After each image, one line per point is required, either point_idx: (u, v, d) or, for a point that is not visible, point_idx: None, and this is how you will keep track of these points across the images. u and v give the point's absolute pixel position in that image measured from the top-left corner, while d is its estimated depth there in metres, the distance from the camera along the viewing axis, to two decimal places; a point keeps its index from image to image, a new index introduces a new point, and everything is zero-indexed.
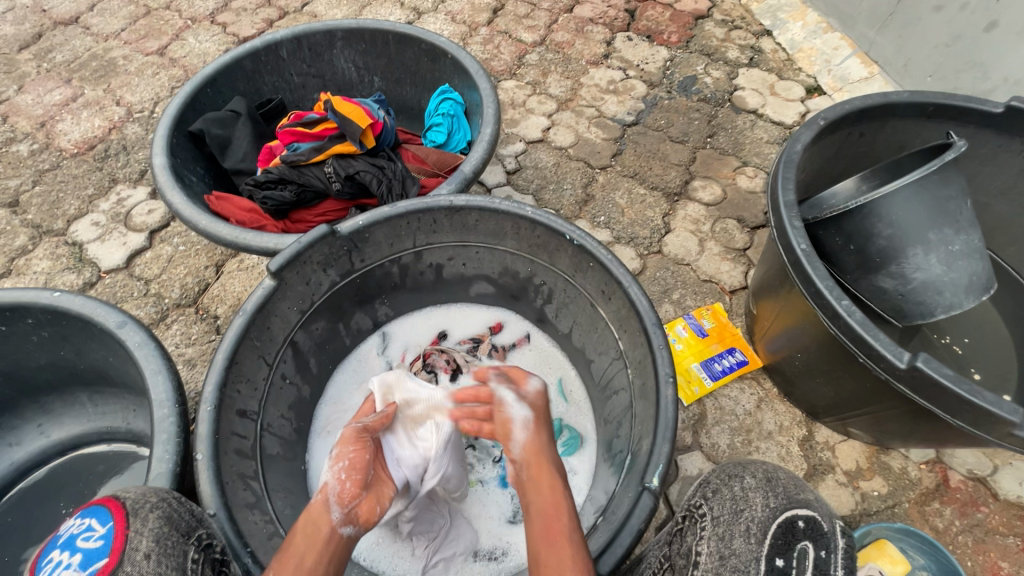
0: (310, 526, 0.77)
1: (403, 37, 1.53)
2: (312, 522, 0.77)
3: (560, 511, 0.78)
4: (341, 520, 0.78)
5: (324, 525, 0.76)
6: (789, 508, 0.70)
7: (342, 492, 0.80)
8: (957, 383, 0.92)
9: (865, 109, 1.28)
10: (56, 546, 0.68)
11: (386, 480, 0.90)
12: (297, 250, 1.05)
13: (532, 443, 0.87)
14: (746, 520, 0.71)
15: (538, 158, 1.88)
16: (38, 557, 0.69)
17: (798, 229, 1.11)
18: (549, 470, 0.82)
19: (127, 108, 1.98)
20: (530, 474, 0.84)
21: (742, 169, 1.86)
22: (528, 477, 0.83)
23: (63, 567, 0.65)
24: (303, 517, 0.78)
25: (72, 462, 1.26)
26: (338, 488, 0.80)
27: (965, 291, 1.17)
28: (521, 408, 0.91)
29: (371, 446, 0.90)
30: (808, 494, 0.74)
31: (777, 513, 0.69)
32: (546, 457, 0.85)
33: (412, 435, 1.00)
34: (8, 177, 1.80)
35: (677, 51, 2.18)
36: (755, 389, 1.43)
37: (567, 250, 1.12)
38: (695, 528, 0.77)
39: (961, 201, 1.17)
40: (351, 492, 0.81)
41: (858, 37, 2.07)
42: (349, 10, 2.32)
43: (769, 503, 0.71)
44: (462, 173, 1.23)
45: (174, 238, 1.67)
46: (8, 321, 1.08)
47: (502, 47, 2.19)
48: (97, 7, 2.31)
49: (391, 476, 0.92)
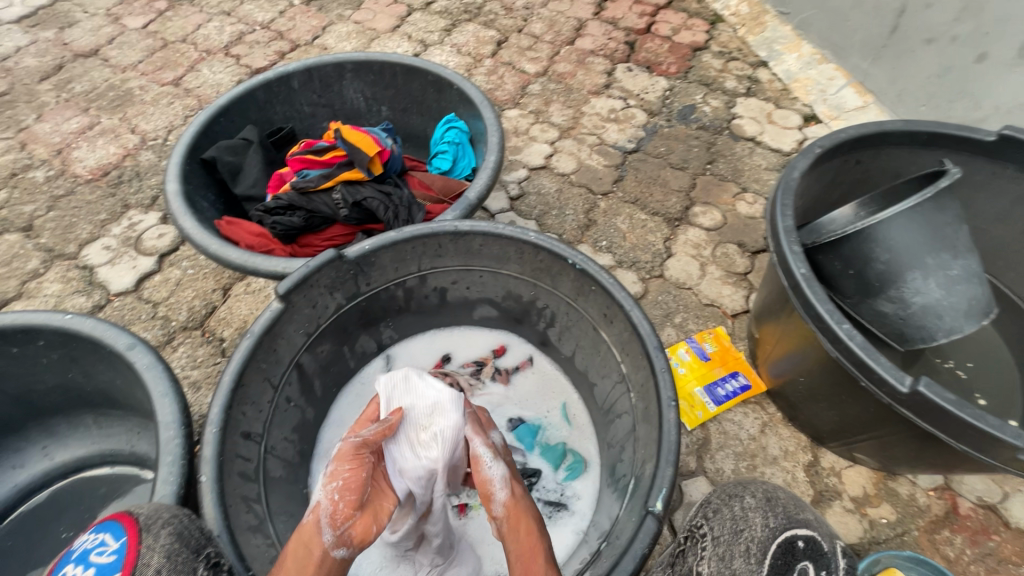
0: (300, 549, 0.78)
1: (410, 69, 1.59)
2: (303, 545, 0.78)
3: (537, 554, 0.80)
4: (333, 542, 0.79)
5: (316, 548, 0.78)
6: (789, 528, 0.84)
7: (335, 513, 0.80)
8: (960, 407, 0.93)
9: (860, 137, 1.32)
10: (68, 561, 0.69)
11: (386, 493, 0.90)
12: (304, 274, 1.07)
13: (512, 496, 0.88)
14: (746, 539, 0.85)
15: (541, 185, 1.92)
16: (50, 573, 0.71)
17: (797, 253, 1.13)
18: (527, 517, 0.85)
19: (142, 136, 2.04)
20: (508, 525, 0.85)
21: (741, 195, 1.89)
22: (506, 527, 0.85)
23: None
24: (296, 537, 0.80)
25: (75, 485, 1.26)
26: (330, 510, 0.80)
27: (964, 315, 1.17)
28: (499, 465, 0.93)
29: (369, 462, 0.89)
30: (807, 514, 0.88)
31: (776, 532, 0.84)
32: (525, 508, 0.87)
33: (416, 443, 0.98)
34: (24, 203, 1.85)
35: (676, 81, 2.24)
36: (758, 414, 1.43)
37: (570, 273, 1.14)
38: (696, 546, 0.90)
39: (957, 227, 1.19)
40: (345, 513, 0.82)
41: (852, 68, 2.13)
42: (358, 42, 2.40)
43: (768, 522, 0.86)
44: (467, 200, 1.26)
45: (184, 262, 1.70)
46: (20, 343, 1.10)
47: (506, 78, 2.26)
48: (116, 40, 2.40)
49: (388, 487, 0.91)
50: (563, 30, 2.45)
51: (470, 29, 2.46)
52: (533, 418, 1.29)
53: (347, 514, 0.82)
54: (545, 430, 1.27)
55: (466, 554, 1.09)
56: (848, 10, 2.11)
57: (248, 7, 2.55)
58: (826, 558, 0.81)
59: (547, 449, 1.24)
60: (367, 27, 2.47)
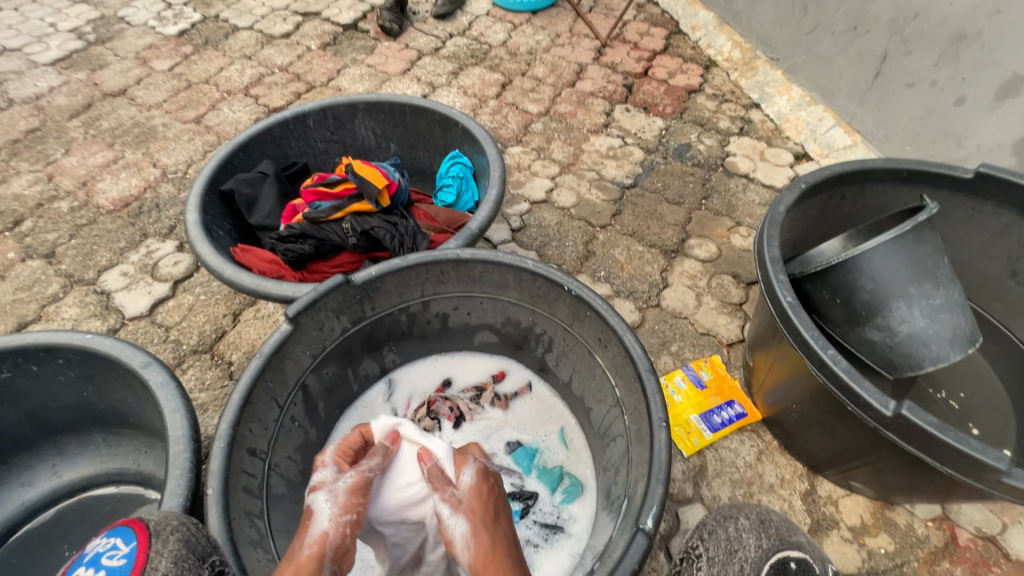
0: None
1: (418, 109, 1.69)
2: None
3: None
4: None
5: None
6: (783, 549, 0.88)
7: (338, 548, 0.84)
8: (943, 430, 0.95)
9: (843, 174, 1.38)
10: (81, 564, 0.73)
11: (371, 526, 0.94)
12: (313, 298, 1.12)
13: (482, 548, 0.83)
14: (740, 560, 0.88)
15: (542, 218, 1.99)
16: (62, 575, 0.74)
17: (784, 282, 1.18)
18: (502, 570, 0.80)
19: (163, 169, 2.15)
20: None
21: (736, 229, 1.95)
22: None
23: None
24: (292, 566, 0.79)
25: (81, 503, 1.28)
26: (335, 544, 0.83)
27: (949, 343, 1.22)
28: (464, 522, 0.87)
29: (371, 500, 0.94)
30: (800, 538, 0.92)
31: (770, 553, 0.87)
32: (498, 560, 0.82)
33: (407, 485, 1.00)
34: (48, 231, 1.94)
35: (672, 121, 2.35)
36: (754, 442, 1.44)
37: (566, 299, 1.19)
38: (692, 568, 0.93)
39: (938, 259, 1.24)
40: (345, 548, 0.85)
41: (840, 109, 2.23)
42: (370, 84, 2.55)
43: (762, 543, 0.89)
44: (469, 230, 1.32)
45: (196, 288, 1.76)
46: (41, 361, 1.15)
47: (510, 117, 2.38)
48: (143, 81, 2.55)
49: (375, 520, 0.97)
50: (564, 74, 2.59)
51: (477, 72, 2.60)
52: (531, 441, 1.32)
53: (347, 548, 0.86)
54: (542, 453, 1.30)
55: None
56: (834, 56, 2.21)
57: (267, 52, 2.72)
58: None
59: (544, 473, 1.26)
60: (379, 70, 2.62)
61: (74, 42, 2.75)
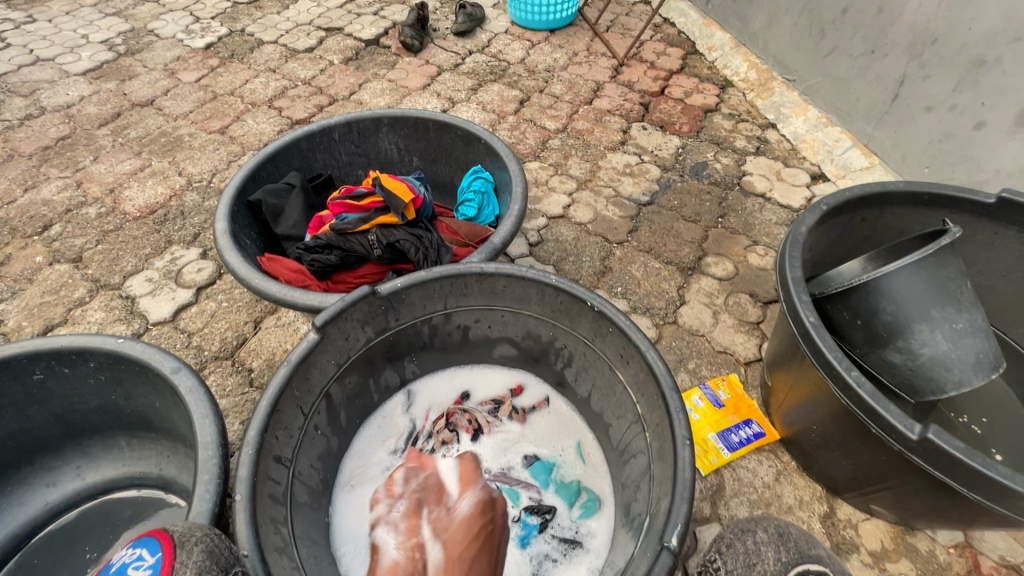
0: None
1: (441, 124, 1.72)
2: None
3: None
4: None
5: None
6: (802, 563, 0.87)
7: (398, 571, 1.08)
8: (970, 455, 0.95)
9: (863, 197, 1.39)
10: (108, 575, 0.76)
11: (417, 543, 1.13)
12: (340, 308, 1.15)
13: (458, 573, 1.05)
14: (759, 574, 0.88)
15: (559, 233, 2.01)
16: None
17: (806, 302, 1.18)
18: None
19: (188, 178, 2.20)
20: None
21: (752, 248, 1.96)
22: None
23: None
24: None
25: (103, 506, 1.30)
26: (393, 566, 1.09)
27: (972, 368, 1.21)
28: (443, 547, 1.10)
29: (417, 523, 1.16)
30: (819, 551, 0.91)
31: (789, 567, 0.87)
32: None
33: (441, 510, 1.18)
34: (75, 236, 1.98)
35: (689, 139, 2.38)
36: (772, 462, 1.43)
37: (588, 315, 1.20)
38: None
39: (961, 283, 1.24)
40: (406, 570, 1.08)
41: (857, 131, 2.24)
42: (391, 98, 2.60)
43: (780, 557, 0.89)
44: (492, 244, 1.34)
45: (219, 295, 1.79)
46: (72, 364, 1.17)
47: (528, 133, 2.41)
48: (171, 92, 2.62)
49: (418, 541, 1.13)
50: (582, 92, 2.62)
51: (495, 88, 2.65)
52: (548, 455, 1.32)
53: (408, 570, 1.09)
54: (560, 467, 1.30)
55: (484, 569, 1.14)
56: (851, 79, 2.23)
57: (291, 65, 2.78)
58: None
59: (561, 487, 1.26)
60: (399, 85, 2.67)
61: (105, 53, 2.83)
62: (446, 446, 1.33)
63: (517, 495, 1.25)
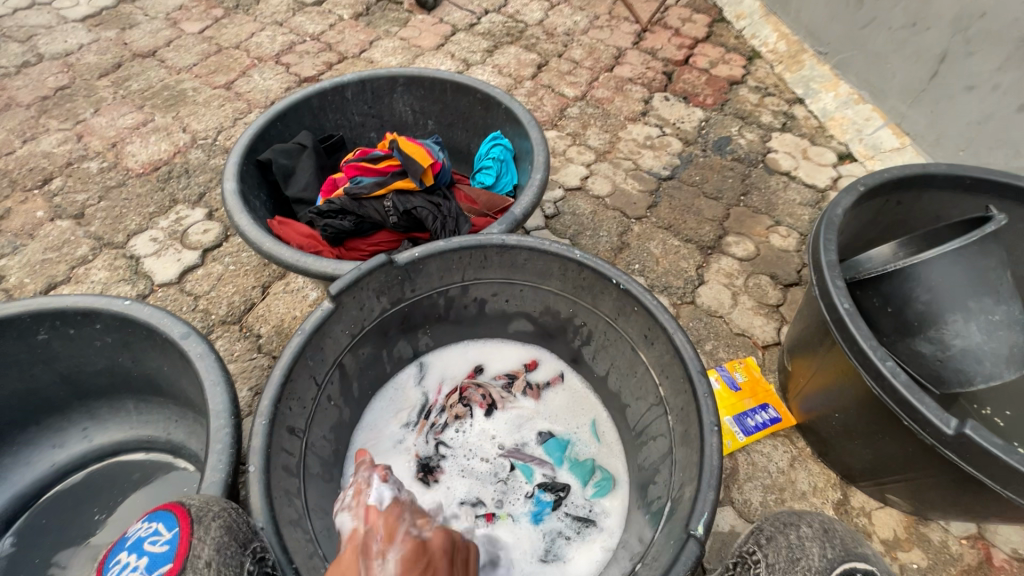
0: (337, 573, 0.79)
1: (460, 86, 1.64)
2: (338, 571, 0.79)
3: None
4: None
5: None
6: (849, 560, 0.82)
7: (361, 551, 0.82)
8: (1008, 453, 0.93)
9: (903, 178, 1.33)
10: (123, 548, 0.77)
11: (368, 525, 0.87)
12: (356, 276, 1.11)
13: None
14: (803, 569, 0.83)
15: (576, 206, 1.95)
16: (106, 558, 0.78)
17: (841, 288, 1.14)
18: None
19: (193, 135, 2.12)
20: None
21: (775, 228, 1.90)
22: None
23: (130, 568, 0.74)
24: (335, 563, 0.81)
25: (111, 469, 1.29)
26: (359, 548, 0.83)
27: (1005, 362, 1.18)
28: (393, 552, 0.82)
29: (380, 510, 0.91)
30: (866, 549, 0.86)
31: (834, 563, 0.82)
32: None
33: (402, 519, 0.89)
34: (77, 191, 1.92)
35: (712, 112, 2.28)
36: (788, 447, 1.41)
37: (612, 293, 1.16)
38: (749, 572, 0.89)
39: (1001, 273, 1.20)
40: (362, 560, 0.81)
41: (889, 109, 2.14)
42: (403, 58, 2.48)
43: (826, 553, 0.84)
44: (513, 215, 1.29)
45: (226, 257, 1.74)
46: (78, 324, 1.13)
47: (546, 100, 2.31)
48: (173, 43, 2.50)
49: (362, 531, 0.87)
50: (603, 58, 2.51)
51: (512, 51, 2.53)
52: (563, 433, 1.29)
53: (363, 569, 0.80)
54: (574, 445, 1.27)
55: (502, 528, 1.15)
56: (888, 53, 2.13)
57: (299, 19, 2.65)
58: None
59: (576, 465, 1.24)
60: (412, 43, 2.55)
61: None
62: (459, 420, 1.30)
63: (531, 472, 1.23)
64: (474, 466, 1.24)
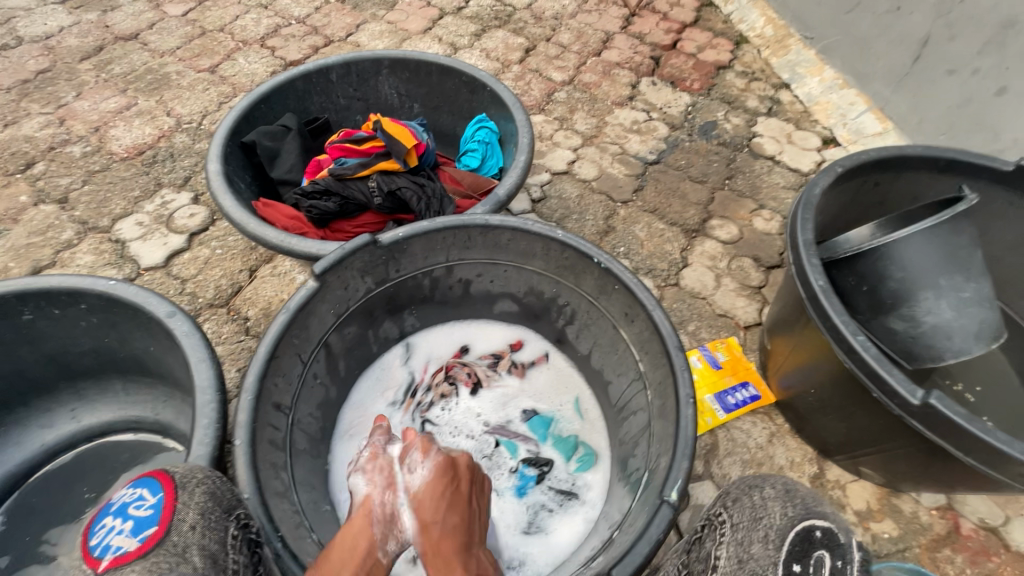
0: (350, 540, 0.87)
1: (445, 69, 1.64)
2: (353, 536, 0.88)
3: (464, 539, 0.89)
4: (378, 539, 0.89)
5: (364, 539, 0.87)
6: (810, 518, 0.81)
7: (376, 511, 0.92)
8: (970, 421, 0.97)
9: (881, 159, 1.36)
10: (110, 512, 0.79)
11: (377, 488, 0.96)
12: (341, 255, 1.12)
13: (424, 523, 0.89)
14: (764, 527, 0.83)
15: (563, 189, 1.96)
16: (92, 521, 0.80)
17: (816, 265, 1.17)
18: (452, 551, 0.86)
19: (177, 118, 2.10)
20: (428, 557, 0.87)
21: (758, 212, 1.92)
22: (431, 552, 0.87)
23: (116, 530, 0.76)
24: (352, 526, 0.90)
25: (99, 449, 1.30)
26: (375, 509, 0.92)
27: (973, 337, 1.21)
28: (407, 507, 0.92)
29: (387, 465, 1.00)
30: (825, 508, 0.84)
31: (795, 521, 0.80)
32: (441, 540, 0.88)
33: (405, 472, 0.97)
34: (61, 175, 1.90)
35: (699, 97, 2.29)
36: (767, 424, 1.45)
37: (593, 272, 1.18)
38: (716, 533, 0.92)
39: (972, 251, 1.23)
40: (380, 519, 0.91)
41: (873, 94, 2.16)
42: (390, 42, 2.47)
43: (787, 511, 0.83)
44: (497, 196, 1.30)
45: (213, 242, 1.74)
46: (62, 304, 1.14)
47: (533, 84, 2.31)
48: (156, 26, 2.47)
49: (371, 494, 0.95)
50: (590, 42, 2.51)
51: (500, 35, 2.52)
52: (546, 410, 1.32)
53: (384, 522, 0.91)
54: (557, 422, 1.30)
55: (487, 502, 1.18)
56: (872, 38, 2.15)
57: (284, 2, 2.62)
58: (843, 549, 0.77)
59: (559, 441, 1.27)
60: (399, 27, 2.53)
61: None
62: (445, 399, 1.32)
63: (515, 448, 1.26)
64: (459, 442, 1.27)
